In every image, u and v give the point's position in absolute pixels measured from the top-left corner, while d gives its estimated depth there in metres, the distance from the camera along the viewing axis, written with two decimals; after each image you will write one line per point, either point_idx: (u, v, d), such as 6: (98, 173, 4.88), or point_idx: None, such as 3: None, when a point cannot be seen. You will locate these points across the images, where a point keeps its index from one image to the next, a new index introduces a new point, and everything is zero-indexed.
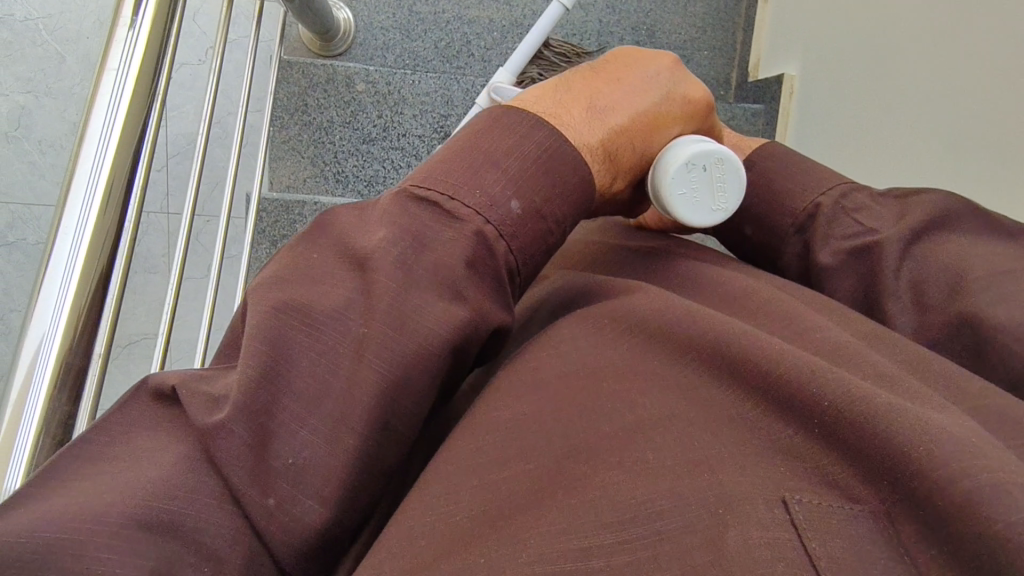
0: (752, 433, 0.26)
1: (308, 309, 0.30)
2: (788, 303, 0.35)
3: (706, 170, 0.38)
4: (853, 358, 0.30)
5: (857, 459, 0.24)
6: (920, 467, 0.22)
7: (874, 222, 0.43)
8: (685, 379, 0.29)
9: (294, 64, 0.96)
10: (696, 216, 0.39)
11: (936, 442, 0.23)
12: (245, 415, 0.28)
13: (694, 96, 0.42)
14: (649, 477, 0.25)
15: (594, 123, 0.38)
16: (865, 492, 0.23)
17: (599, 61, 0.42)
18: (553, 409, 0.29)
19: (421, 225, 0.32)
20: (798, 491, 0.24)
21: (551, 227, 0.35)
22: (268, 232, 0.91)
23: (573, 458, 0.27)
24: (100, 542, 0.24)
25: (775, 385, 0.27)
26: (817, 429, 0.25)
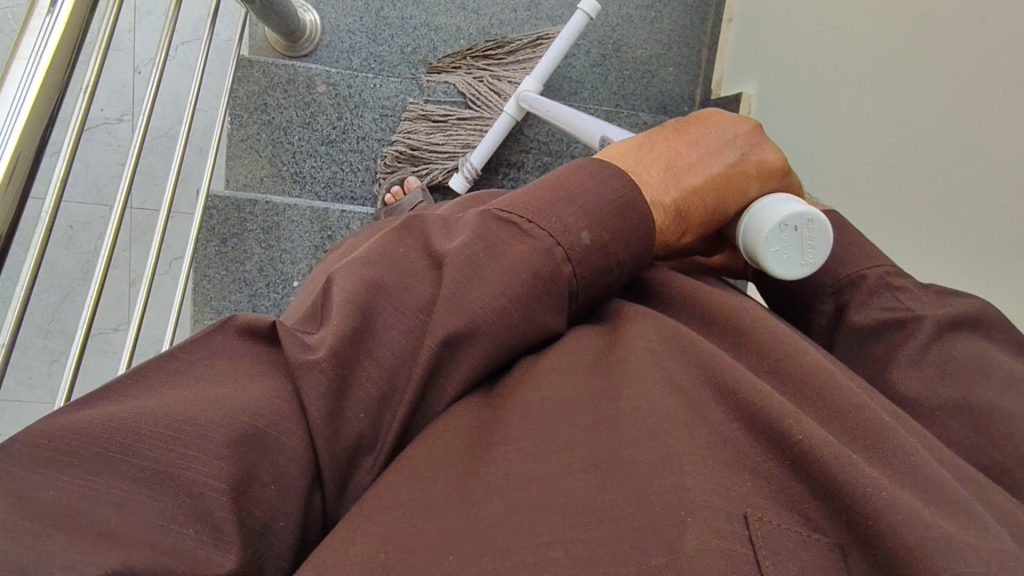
0: (736, 455, 0.31)
1: (390, 292, 0.35)
2: (778, 327, 0.39)
3: (796, 229, 0.43)
4: (826, 384, 0.34)
5: (824, 496, 0.29)
6: (875, 513, 0.27)
7: (910, 301, 0.45)
8: (687, 398, 0.33)
9: (255, 63, 1.01)
10: (784, 269, 0.43)
11: (893, 493, 0.27)
12: (334, 362, 0.32)
13: (772, 160, 0.47)
14: (622, 478, 0.29)
15: (668, 182, 0.43)
16: (826, 526, 0.28)
17: (683, 122, 0.48)
18: (564, 404, 0.33)
19: (501, 238, 0.36)
20: (759, 512, 0.28)
21: (613, 264, 0.39)
22: (218, 229, 0.92)
23: (554, 448, 0.31)
24: (187, 441, 0.28)
25: (756, 415, 0.32)
26: (789, 460, 0.30)
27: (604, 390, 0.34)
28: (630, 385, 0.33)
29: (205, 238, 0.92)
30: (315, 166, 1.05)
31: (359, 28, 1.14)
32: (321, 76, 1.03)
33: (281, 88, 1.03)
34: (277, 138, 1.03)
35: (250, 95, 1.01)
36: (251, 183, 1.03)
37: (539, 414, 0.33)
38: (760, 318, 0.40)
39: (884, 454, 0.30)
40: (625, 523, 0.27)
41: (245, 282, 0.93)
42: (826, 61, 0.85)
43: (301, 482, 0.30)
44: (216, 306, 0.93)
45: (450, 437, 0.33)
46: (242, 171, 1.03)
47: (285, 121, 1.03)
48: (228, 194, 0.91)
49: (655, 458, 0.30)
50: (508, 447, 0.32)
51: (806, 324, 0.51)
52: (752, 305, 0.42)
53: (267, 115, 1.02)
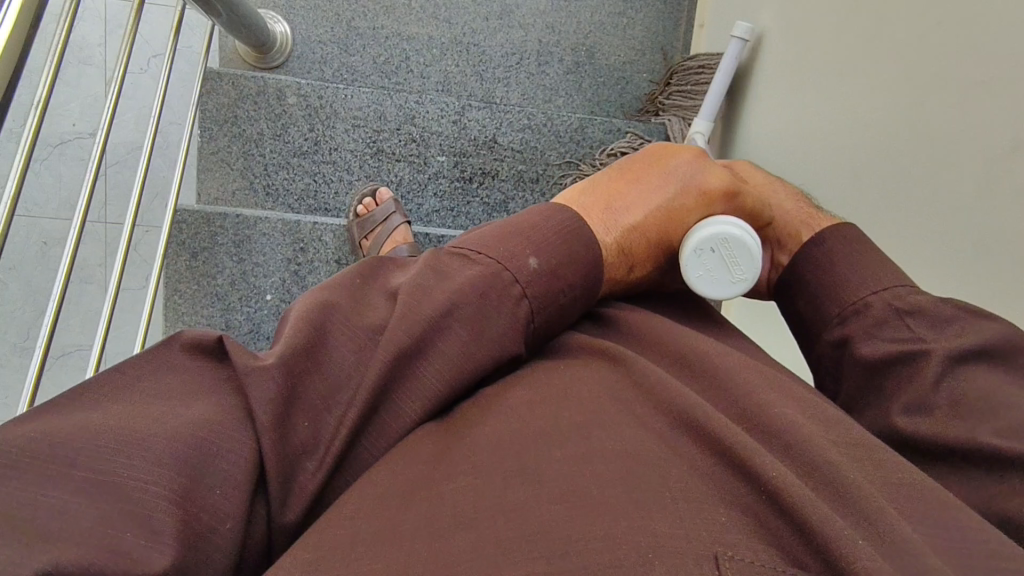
0: (707, 490, 0.31)
1: (343, 317, 0.36)
2: (749, 372, 0.39)
3: (714, 252, 0.45)
4: (797, 432, 0.34)
5: (801, 533, 0.28)
6: (853, 554, 0.26)
7: (923, 330, 0.44)
8: (645, 429, 0.34)
9: (224, 75, 0.92)
10: (714, 290, 0.45)
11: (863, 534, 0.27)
12: (285, 371, 0.33)
13: (709, 187, 0.48)
14: (587, 514, 0.29)
15: (610, 224, 0.44)
16: (809, 561, 0.27)
17: (624, 163, 0.49)
18: (530, 433, 0.33)
19: (447, 264, 0.38)
20: (734, 551, 0.27)
21: (562, 288, 0.40)
22: (189, 244, 0.86)
23: (520, 477, 0.31)
24: (121, 457, 0.27)
25: (729, 450, 0.32)
26: (766, 496, 0.30)
27: (579, 419, 0.34)
28: (586, 411, 0.35)
29: (175, 253, 0.86)
30: (287, 178, 0.96)
31: (330, 39, 1.09)
32: (291, 86, 0.94)
33: (252, 99, 0.93)
34: (247, 151, 0.94)
35: (218, 108, 0.93)
36: (223, 197, 0.94)
37: (508, 445, 0.33)
38: (726, 356, 0.41)
39: (853, 497, 0.30)
40: (594, 559, 0.27)
41: (219, 298, 0.87)
42: (787, 79, 0.82)
43: (246, 488, 0.30)
44: (188, 321, 0.87)
45: (416, 461, 0.33)
46: (214, 185, 0.94)
47: (256, 133, 0.94)
48: (198, 207, 0.85)
49: (628, 505, 0.29)
50: (472, 478, 0.31)
51: (812, 352, 0.51)
52: (720, 346, 0.42)
53: (237, 128, 0.93)
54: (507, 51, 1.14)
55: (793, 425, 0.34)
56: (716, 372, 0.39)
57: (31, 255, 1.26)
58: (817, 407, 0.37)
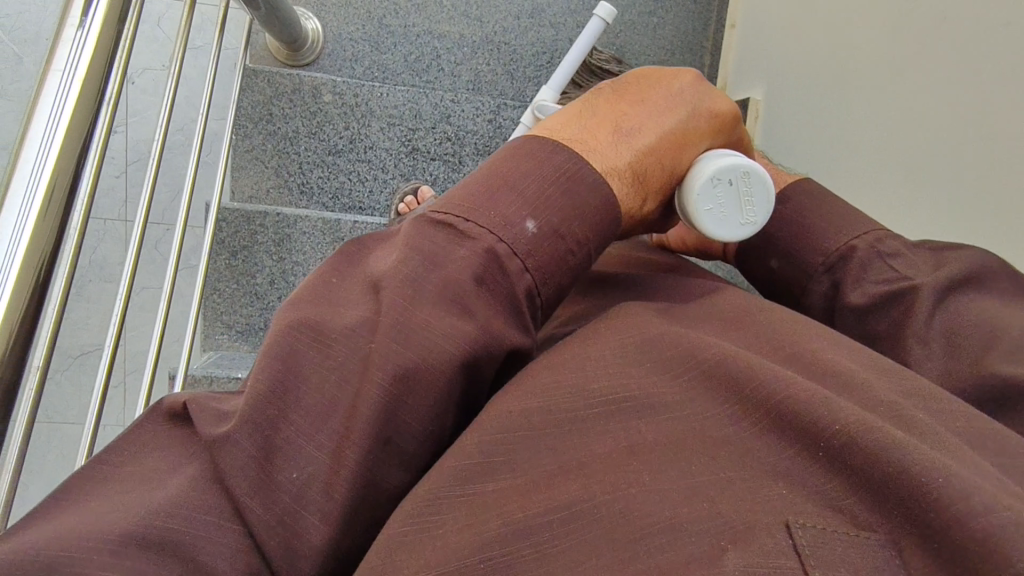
0: (751, 457, 0.29)
1: (320, 329, 0.32)
2: (789, 328, 0.37)
3: (732, 183, 0.40)
4: (851, 383, 0.31)
5: (875, 494, 0.26)
6: (935, 503, 0.24)
7: (908, 270, 0.44)
8: (662, 401, 0.32)
9: (260, 72, 1.01)
10: (724, 230, 0.40)
11: (945, 479, 0.24)
12: (250, 427, 0.31)
13: (719, 109, 0.44)
14: (665, 496, 0.27)
15: (619, 146, 0.39)
16: (876, 522, 0.25)
17: (623, 81, 0.43)
18: (551, 423, 0.31)
19: (432, 245, 0.34)
20: (800, 517, 0.26)
21: (572, 248, 0.36)
22: (228, 241, 0.92)
23: (565, 473, 0.29)
24: (102, 559, 0.27)
25: (777, 406, 0.30)
26: (823, 453, 0.28)
27: (603, 397, 0.32)
28: (601, 403, 0.32)
29: (215, 251, 0.91)
30: (321, 176, 1.06)
31: (361, 36, 1.18)
32: (328, 85, 1.03)
33: (286, 96, 1.03)
34: (283, 149, 1.04)
35: (255, 104, 1.01)
36: (257, 194, 1.03)
37: (530, 438, 0.30)
38: (744, 319, 0.38)
39: (918, 436, 0.28)
40: (678, 557, 0.25)
41: (257, 295, 0.93)
42: (817, 60, 0.94)
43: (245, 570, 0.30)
44: (227, 319, 0.92)
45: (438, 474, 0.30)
46: (248, 183, 1.03)
47: (291, 131, 1.04)
48: (239, 206, 0.91)
49: (690, 498, 0.27)
50: (499, 497, 0.29)
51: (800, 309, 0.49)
52: (754, 299, 0.40)
53: (273, 125, 1.03)
54: (535, 50, 1.24)
55: (840, 371, 0.32)
56: (745, 331, 0.37)
57: None
58: (860, 356, 0.35)
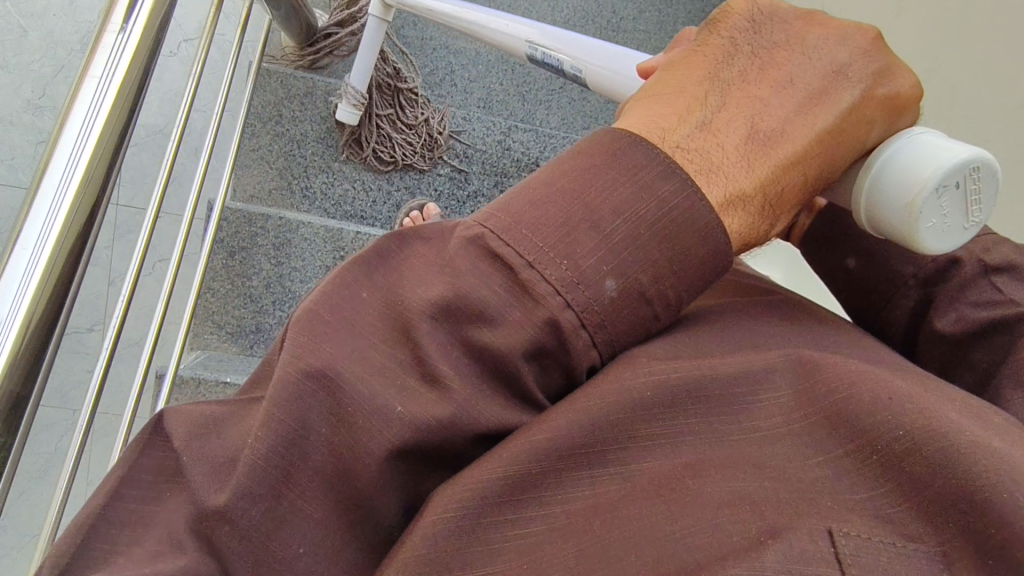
0: (803, 459, 0.29)
1: (336, 377, 0.30)
2: (865, 347, 0.36)
3: (959, 185, 0.37)
4: (940, 392, 0.31)
5: (931, 502, 0.25)
6: (999, 516, 0.23)
7: (1018, 295, 0.42)
8: (737, 395, 0.31)
9: (273, 74, 1.04)
10: (944, 240, 0.38)
11: (1014, 492, 0.24)
12: (246, 498, 0.30)
13: (898, 95, 0.39)
14: (735, 505, 0.27)
15: (750, 163, 0.35)
16: (922, 532, 0.25)
17: (766, 50, 0.39)
18: (604, 440, 0.30)
19: (476, 299, 0.31)
20: (846, 525, 0.26)
21: (656, 311, 0.33)
22: (228, 242, 0.95)
23: (620, 476, 0.30)
24: None
25: (847, 401, 0.29)
26: (874, 455, 0.28)
27: (664, 407, 0.31)
28: (661, 416, 0.31)
29: (215, 250, 0.94)
30: (324, 181, 1.07)
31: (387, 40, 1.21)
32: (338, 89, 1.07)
33: (297, 99, 1.05)
34: (289, 150, 1.05)
35: (265, 104, 1.03)
36: (258, 194, 1.04)
37: (594, 441, 0.30)
38: (813, 328, 0.38)
39: (987, 433, 0.27)
40: (707, 554, 0.26)
41: (251, 299, 0.96)
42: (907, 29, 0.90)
43: None
44: (219, 319, 0.95)
45: (496, 473, 0.30)
46: (250, 182, 1.03)
47: (300, 133, 1.05)
48: (242, 207, 0.95)
49: (745, 508, 0.27)
50: (540, 512, 0.30)
51: (881, 309, 0.48)
52: (840, 320, 0.40)
53: (280, 126, 1.04)
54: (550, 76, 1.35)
55: (920, 380, 0.32)
56: (803, 337, 0.36)
57: None
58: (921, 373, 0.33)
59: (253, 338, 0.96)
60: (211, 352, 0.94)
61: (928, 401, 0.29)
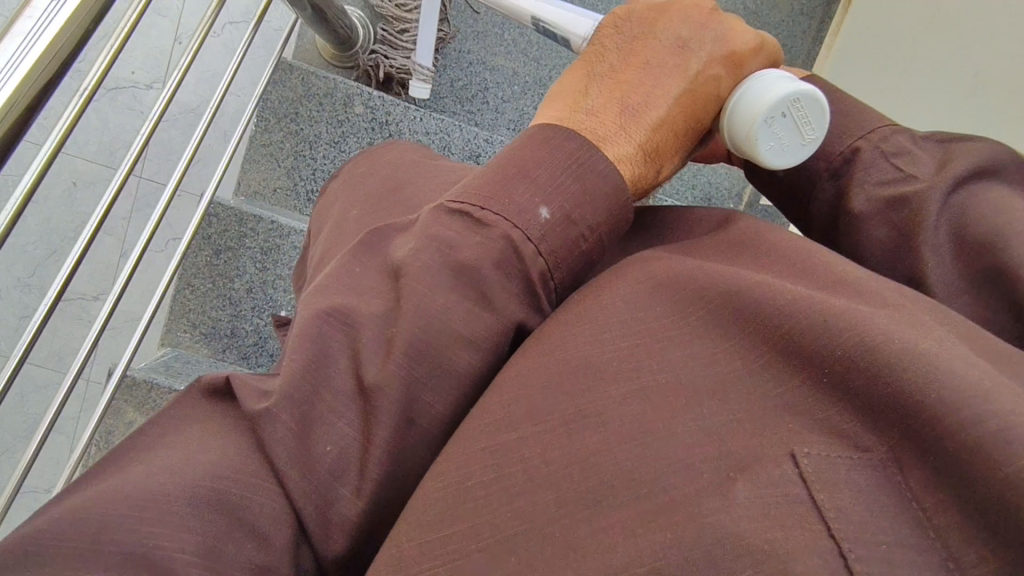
0: (760, 390, 0.29)
1: (350, 316, 0.34)
2: (828, 255, 0.36)
3: (784, 115, 0.40)
4: (863, 292, 0.32)
5: (877, 416, 0.26)
6: (935, 415, 0.25)
7: (913, 168, 0.44)
8: (681, 297, 0.34)
9: (294, 70, 0.95)
10: (784, 160, 0.41)
11: (946, 392, 0.25)
12: (291, 403, 0.32)
13: (734, 45, 0.42)
14: (705, 445, 0.28)
15: (627, 127, 0.40)
16: (875, 443, 0.26)
17: (623, 46, 0.43)
18: (574, 373, 0.32)
19: (449, 232, 0.35)
20: (808, 448, 0.27)
21: (584, 233, 0.36)
22: (213, 239, 0.90)
23: (580, 420, 0.30)
24: (150, 518, 0.29)
25: (783, 338, 0.30)
26: (826, 379, 0.28)
27: (620, 357, 0.32)
28: (630, 366, 0.32)
29: (198, 246, 0.89)
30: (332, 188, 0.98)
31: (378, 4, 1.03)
32: (360, 95, 0.97)
33: (315, 99, 0.96)
34: (300, 150, 0.96)
35: (284, 100, 0.95)
36: (261, 191, 0.96)
37: (564, 379, 0.32)
38: (766, 245, 0.38)
39: (911, 332, 0.28)
40: (687, 485, 0.27)
41: (231, 301, 0.91)
42: None
43: (286, 536, 0.31)
44: (192, 319, 0.90)
45: (480, 445, 0.31)
46: (255, 178, 0.96)
47: (314, 135, 0.96)
48: (233, 204, 0.89)
49: (699, 434, 0.28)
50: (519, 431, 0.31)
51: (805, 216, 0.49)
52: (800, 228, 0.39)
53: (297, 125, 0.96)
54: None
55: (857, 284, 0.33)
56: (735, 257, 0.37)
57: (62, 190, 1.48)
58: (875, 275, 0.35)
59: (224, 343, 0.91)
60: (180, 352, 0.89)
61: (877, 317, 0.29)
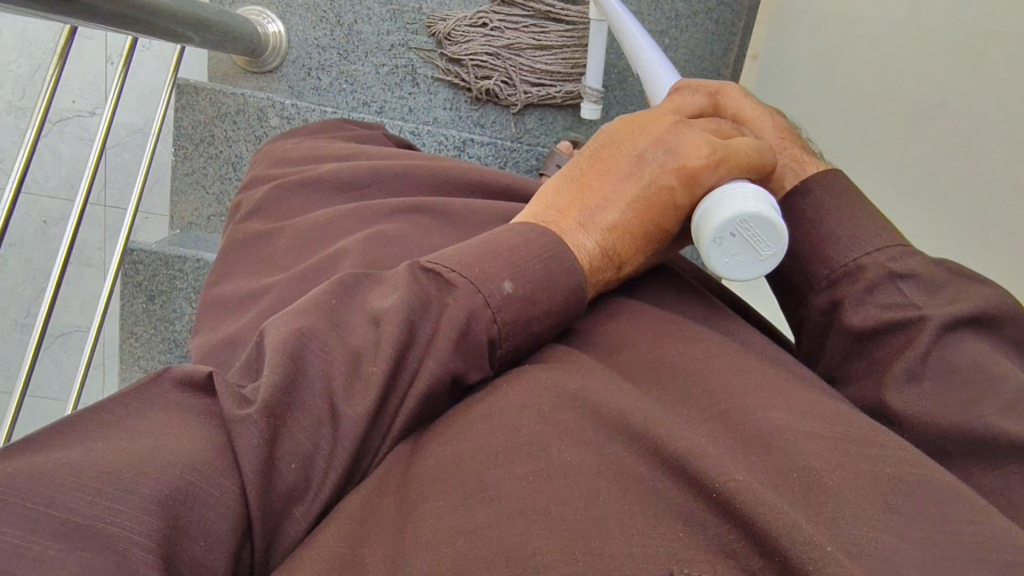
0: (660, 496, 0.32)
1: (318, 341, 0.37)
2: (770, 378, 0.39)
3: (734, 235, 0.42)
4: (769, 436, 0.34)
5: (760, 552, 0.29)
6: (806, 565, 0.27)
7: (920, 298, 0.43)
8: (601, 405, 0.37)
9: (200, 90, 0.97)
10: (743, 273, 0.43)
11: (815, 547, 0.28)
12: (265, 414, 0.33)
13: (688, 152, 0.46)
14: (570, 537, 0.29)
15: (586, 225, 0.45)
16: (763, 572, 0.28)
17: (595, 156, 0.50)
18: (499, 449, 0.34)
19: (427, 295, 0.39)
20: (687, 570, 0.28)
21: (537, 315, 0.41)
22: (146, 286, 0.90)
23: (481, 496, 0.32)
24: (108, 497, 0.28)
25: (688, 464, 0.32)
26: (715, 503, 0.31)
27: (532, 439, 0.34)
28: (533, 450, 0.34)
29: (133, 294, 0.91)
30: None
31: (329, 43, 1.08)
32: (274, 107, 0.96)
33: (229, 117, 0.97)
34: (225, 174, 0.99)
35: (197, 125, 0.99)
36: (197, 221, 1.01)
37: (479, 457, 0.34)
38: (716, 360, 0.41)
39: (794, 508, 0.30)
40: (549, 558, 0.29)
41: (175, 342, 0.91)
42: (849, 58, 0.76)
43: (229, 542, 0.31)
44: (144, 364, 0.92)
45: (417, 490, 0.34)
46: (187, 210, 1.01)
47: (235, 155, 0.98)
48: (155, 249, 0.89)
49: (588, 523, 0.30)
50: (439, 501, 0.33)
51: (799, 317, 0.49)
52: (750, 356, 0.42)
53: (215, 147, 0.99)
54: None
55: (770, 425, 0.35)
56: (682, 388, 0.39)
57: (33, 231, 1.50)
58: (824, 406, 0.37)
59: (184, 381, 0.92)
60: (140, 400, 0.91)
61: (738, 468, 0.32)
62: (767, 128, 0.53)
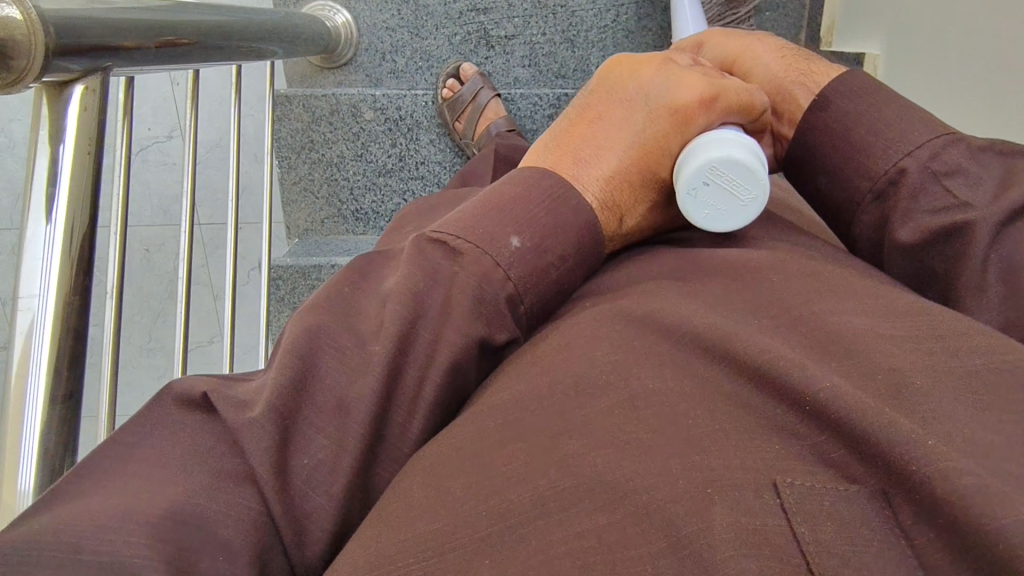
0: (751, 409, 0.30)
1: (323, 334, 0.36)
2: (842, 281, 0.37)
3: (706, 182, 0.42)
4: (843, 338, 0.32)
5: (858, 452, 0.27)
6: (907, 462, 0.25)
7: (967, 194, 0.39)
8: (663, 321, 0.35)
9: (291, 97, 0.88)
10: (732, 220, 0.43)
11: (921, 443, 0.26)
12: (275, 414, 0.34)
13: (680, 100, 0.45)
14: (666, 457, 0.28)
15: (583, 179, 0.43)
16: (862, 473, 0.27)
17: (585, 108, 0.47)
18: (571, 386, 0.33)
19: (433, 263, 0.38)
20: (791, 476, 0.27)
21: (552, 262, 0.40)
22: (287, 299, 0.87)
23: (565, 434, 0.31)
24: (125, 536, 0.29)
25: (775, 378, 0.30)
26: (806, 410, 0.29)
27: (614, 368, 0.33)
28: (596, 393, 0.32)
29: (278, 310, 0.88)
30: (375, 200, 0.94)
31: (398, 24, 0.95)
32: (366, 100, 0.89)
33: (325, 120, 0.90)
34: (332, 176, 0.92)
35: (294, 133, 0.90)
36: (313, 227, 0.95)
37: (552, 392, 0.33)
38: (762, 275, 0.38)
39: (886, 408, 0.27)
40: (646, 482, 0.28)
41: None
42: None
43: (248, 554, 0.31)
44: None
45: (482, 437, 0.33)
46: (302, 216, 0.94)
47: (336, 156, 0.91)
48: (291, 261, 0.85)
49: (679, 444, 0.29)
50: (520, 441, 0.32)
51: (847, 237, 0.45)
52: (807, 261, 0.39)
53: (317, 152, 0.91)
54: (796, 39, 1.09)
55: (846, 329, 0.33)
56: (752, 295, 0.37)
57: (138, 262, 1.34)
58: (899, 303, 0.35)
59: None
60: None
61: (825, 370, 0.30)
62: (769, 61, 0.52)
